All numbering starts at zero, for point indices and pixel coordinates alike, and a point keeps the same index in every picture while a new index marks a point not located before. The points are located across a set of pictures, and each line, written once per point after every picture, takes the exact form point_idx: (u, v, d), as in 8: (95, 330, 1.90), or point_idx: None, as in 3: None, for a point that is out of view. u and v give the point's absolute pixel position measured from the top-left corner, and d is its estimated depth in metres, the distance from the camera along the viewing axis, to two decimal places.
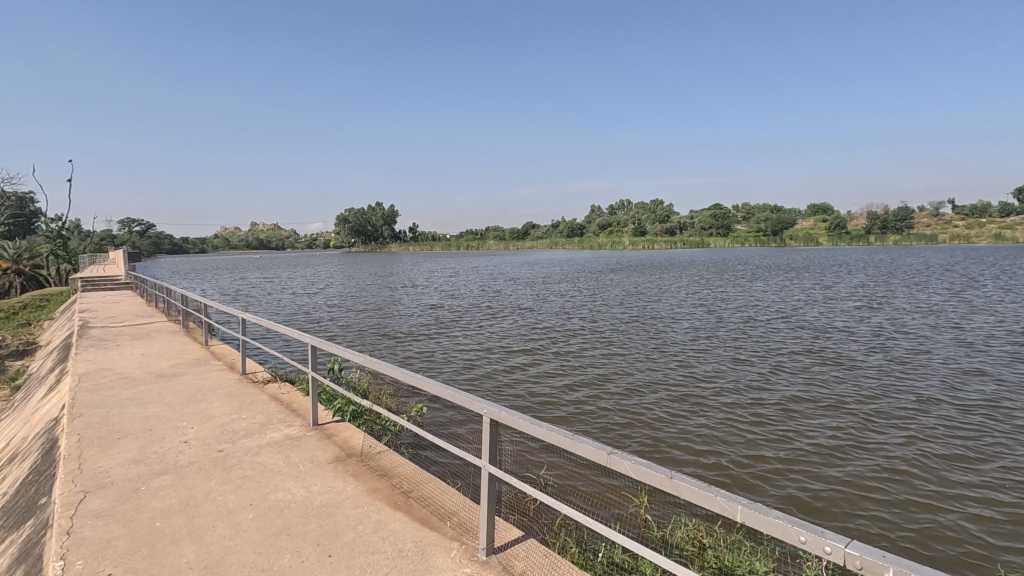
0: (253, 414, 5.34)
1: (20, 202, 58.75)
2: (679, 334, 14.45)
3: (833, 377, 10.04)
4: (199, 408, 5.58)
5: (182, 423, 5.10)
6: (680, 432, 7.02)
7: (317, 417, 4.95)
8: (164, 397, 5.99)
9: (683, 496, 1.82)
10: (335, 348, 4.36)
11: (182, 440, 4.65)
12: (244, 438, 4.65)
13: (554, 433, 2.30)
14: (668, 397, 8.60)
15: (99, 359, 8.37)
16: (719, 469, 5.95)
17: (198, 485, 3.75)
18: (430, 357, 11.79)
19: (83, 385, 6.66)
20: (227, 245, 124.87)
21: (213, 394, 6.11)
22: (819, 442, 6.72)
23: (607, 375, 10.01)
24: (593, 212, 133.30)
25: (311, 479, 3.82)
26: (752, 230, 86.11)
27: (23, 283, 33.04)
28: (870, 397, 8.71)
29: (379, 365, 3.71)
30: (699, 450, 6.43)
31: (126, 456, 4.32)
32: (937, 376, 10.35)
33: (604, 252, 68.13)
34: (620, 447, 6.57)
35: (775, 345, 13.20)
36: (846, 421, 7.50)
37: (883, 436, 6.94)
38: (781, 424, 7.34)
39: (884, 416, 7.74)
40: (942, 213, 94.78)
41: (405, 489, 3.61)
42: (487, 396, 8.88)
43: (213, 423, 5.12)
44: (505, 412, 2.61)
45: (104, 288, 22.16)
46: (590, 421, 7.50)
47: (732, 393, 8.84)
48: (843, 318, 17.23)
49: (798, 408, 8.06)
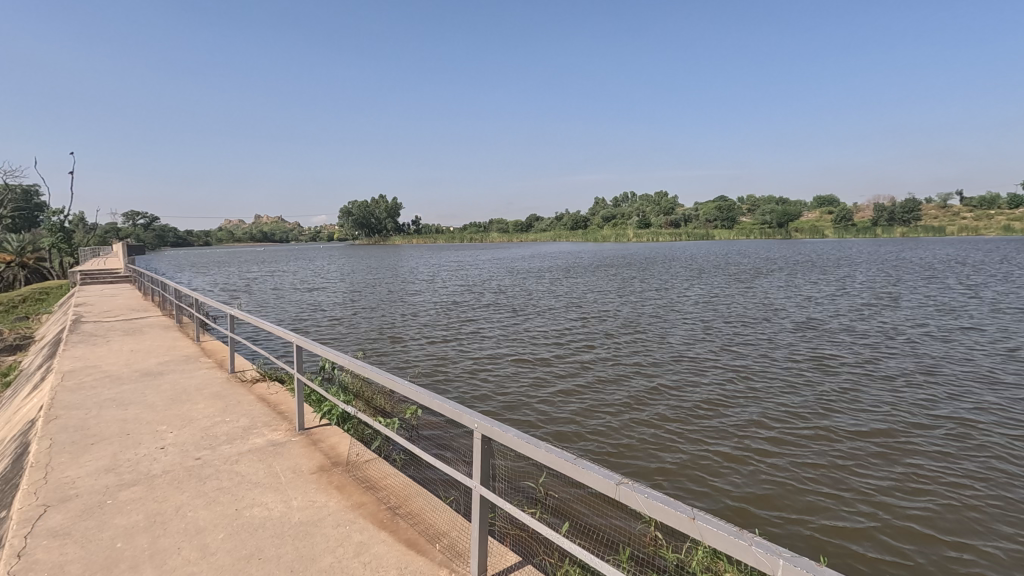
0: (237, 417, 5.05)
1: (24, 193, 58.75)
2: (684, 330, 14.14)
3: (846, 378, 9.72)
4: (182, 410, 5.31)
5: (161, 427, 4.81)
6: (689, 442, 6.73)
7: (303, 421, 4.66)
8: (146, 398, 5.71)
9: (709, 543, 1.53)
10: (322, 347, 4.08)
11: (158, 445, 4.37)
12: (225, 444, 4.36)
13: (554, 455, 2.00)
14: (675, 400, 8.31)
15: (87, 355, 8.12)
16: (731, 484, 5.64)
17: (168, 499, 3.45)
18: (430, 354, 11.54)
19: (65, 384, 6.38)
20: (230, 238, 124.87)
21: (198, 394, 5.83)
22: (835, 454, 6.40)
23: (612, 375, 9.72)
24: (597, 204, 132.75)
25: (291, 492, 3.52)
26: (757, 222, 85.54)
27: (27, 274, 33.03)
28: (886, 401, 8.37)
29: (366, 369, 3.43)
30: (709, 463, 6.13)
31: (97, 464, 4.03)
32: (953, 376, 10.00)
33: (607, 245, 67.71)
34: (623, 454, 6.30)
35: (783, 341, 12.88)
36: (864, 430, 7.17)
37: (903, 447, 6.62)
38: (795, 434, 7.04)
39: (901, 424, 7.41)
40: (949, 204, 93.99)
41: (392, 505, 3.31)
42: (487, 395, 8.62)
43: (194, 426, 4.83)
44: (498, 427, 2.30)
45: (103, 281, 21.98)
46: (594, 427, 7.21)
47: (741, 397, 8.53)
48: (851, 314, 16.94)
49: (811, 414, 7.74)
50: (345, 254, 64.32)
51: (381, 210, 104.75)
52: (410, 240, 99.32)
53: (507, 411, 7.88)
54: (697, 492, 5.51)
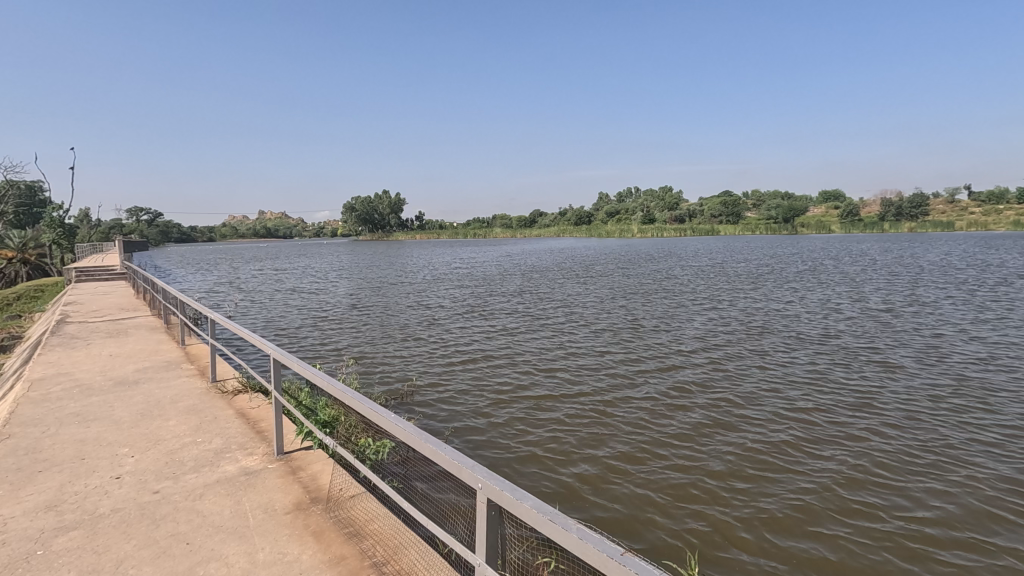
0: (210, 437, 4.47)
1: (29, 191, 58.99)
2: (697, 330, 13.48)
3: (878, 378, 9.08)
4: (150, 428, 4.73)
5: (121, 450, 4.22)
6: (722, 448, 6.12)
7: (282, 444, 4.08)
8: (114, 413, 5.14)
9: None
10: (300, 364, 3.51)
11: (114, 474, 3.78)
12: (191, 473, 3.78)
13: (590, 551, 1.44)
14: (699, 403, 7.69)
15: (62, 360, 7.55)
16: (771, 494, 5.10)
17: (111, 549, 2.87)
18: (433, 353, 10.97)
19: (29, 396, 5.81)
20: (234, 234, 124.39)
21: (171, 408, 5.25)
22: (874, 460, 5.85)
23: (627, 376, 9.11)
24: (601, 200, 131.52)
25: (261, 538, 2.95)
26: (762, 217, 84.80)
27: (29, 274, 32.35)
28: (929, 406, 7.73)
29: (345, 395, 2.85)
30: (748, 473, 5.52)
31: (37, 499, 3.44)
32: (984, 374, 9.46)
33: (610, 241, 66.90)
34: (636, 459, 5.81)
35: (800, 340, 12.29)
36: (914, 436, 6.53)
37: (961, 458, 5.98)
38: (837, 439, 6.41)
39: (952, 430, 6.77)
40: (958, 199, 92.47)
41: (377, 561, 2.72)
42: (490, 396, 8.09)
43: (159, 449, 4.24)
44: (508, 493, 1.73)
45: (99, 279, 21.48)
46: (613, 431, 6.62)
47: (768, 399, 7.92)
48: (868, 311, 16.39)
49: (852, 420, 7.09)
50: (348, 250, 63.81)
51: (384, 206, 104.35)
52: (412, 236, 98.78)
53: (516, 414, 7.29)
54: (743, 505, 4.89)
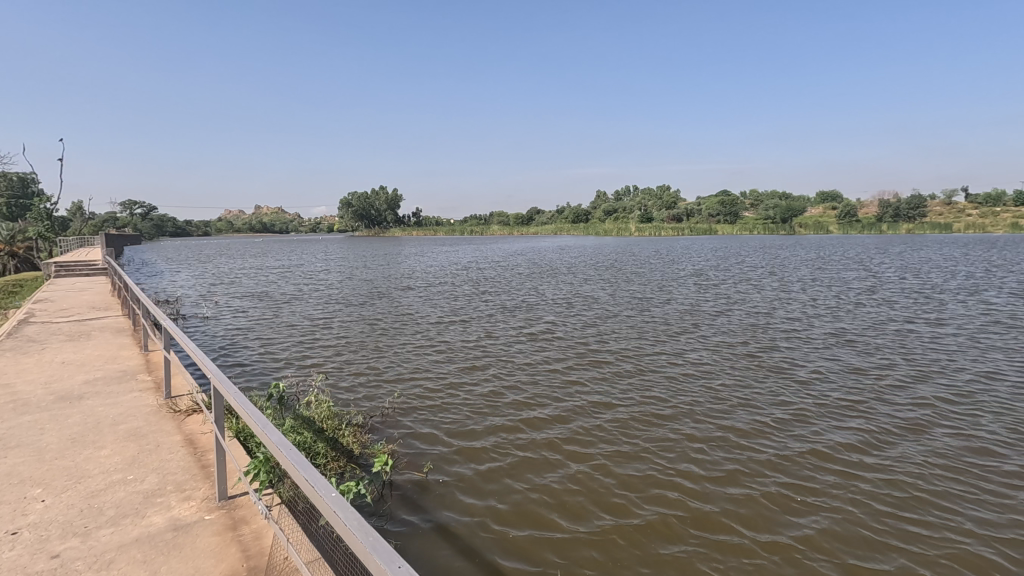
0: (144, 473, 3.74)
1: (17, 182, 57.68)
2: (698, 335, 12.93)
3: (887, 390, 8.63)
4: (76, 459, 3.98)
5: (32, 491, 3.49)
6: (731, 477, 5.60)
7: (225, 490, 3.34)
8: (41, 439, 4.39)
9: None
10: (240, 399, 2.79)
11: (11, 528, 3.05)
12: (106, 528, 3.05)
13: None
14: (711, 424, 7.05)
15: (8, 367, 6.83)
16: (777, 528, 4.70)
17: None
18: (421, 359, 10.41)
19: None
20: (229, 229, 123.01)
21: (109, 433, 4.50)
22: (888, 486, 5.46)
23: (625, 386, 8.64)
24: (598, 198, 130.92)
25: None
26: (761, 215, 84.31)
27: (18, 264, 30.85)
28: (956, 425, 7.17)
29: (280, 451, 2.15)
30: (753, 502, 5.11)
31: None
32: (990, 383, 9.15)
33: (606, 240, 65.90)
34: (632, 487, 5.36)
35: (803, 346, 11.87)
36: (938, 461, 6.04)
37: (996, 489, 5.48)
38: (857, 465, 5.90)
39: (981, 454, 6.28)
40: (955, 202, 92.16)
41: None
42: (478, 408, 7.56)
43: (78, 490, 3.51)
44: None
45: (76, 274, 20.53)
46: (618, 457, 6.01)
47: (784, 417, 7.30)
48: (867, 315, 16.08)
49: (874, 441, 6.55)
50: (348, 247, 63.17)
51: (382, 202, 103.37)
52: (408, 232, 97.72)
53: (510, 434, 6.63)
54: (759, 551, 4.39)
